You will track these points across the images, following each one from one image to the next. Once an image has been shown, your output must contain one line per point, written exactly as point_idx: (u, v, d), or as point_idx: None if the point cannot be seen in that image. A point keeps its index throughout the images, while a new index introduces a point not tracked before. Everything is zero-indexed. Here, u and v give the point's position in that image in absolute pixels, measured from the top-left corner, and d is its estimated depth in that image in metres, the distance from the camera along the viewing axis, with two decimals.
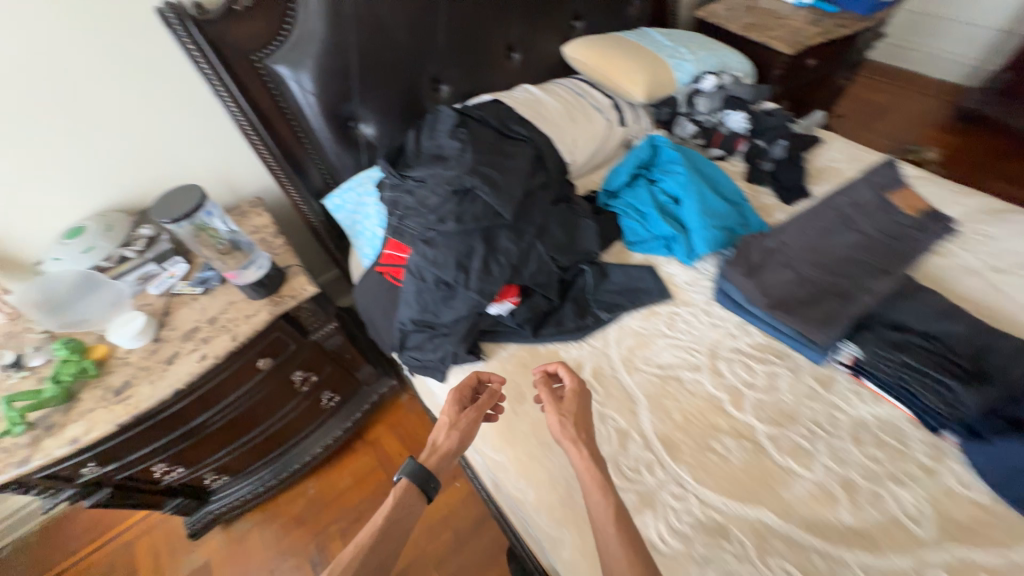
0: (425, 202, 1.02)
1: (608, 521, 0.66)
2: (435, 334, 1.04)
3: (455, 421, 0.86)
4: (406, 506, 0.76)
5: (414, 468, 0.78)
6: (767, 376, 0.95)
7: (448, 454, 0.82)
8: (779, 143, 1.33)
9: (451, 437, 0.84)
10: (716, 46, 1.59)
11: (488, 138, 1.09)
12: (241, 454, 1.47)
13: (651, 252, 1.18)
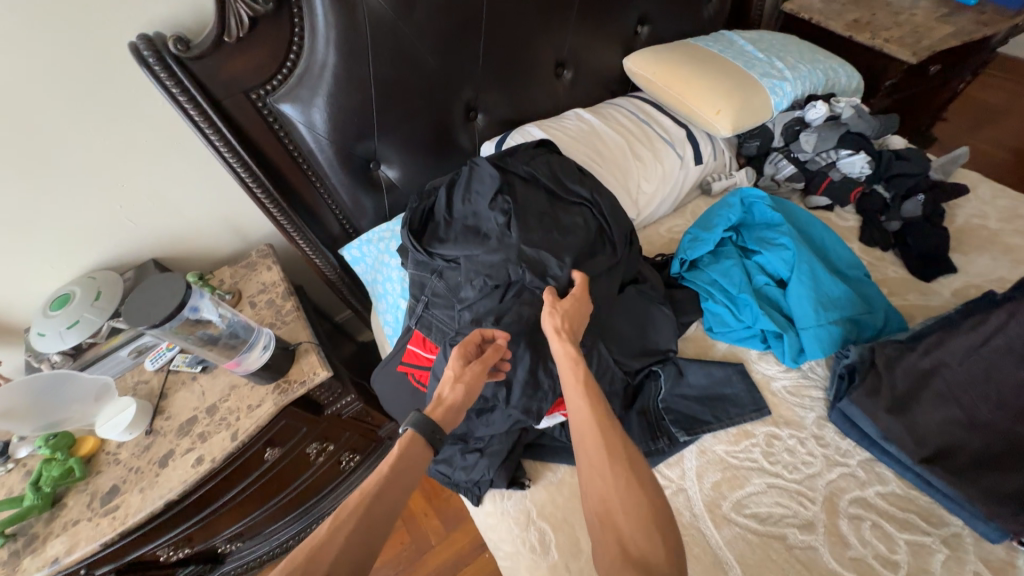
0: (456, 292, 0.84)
1: (587, 420, 0.62)
2: (467, 448, 0.85)
3: (460, 376, 0.72)
4: (413, 462, 0.66)
5: (421, 421, 0.67)
6: (914, 553, 0.69)
7: (455, 408, 0.70)
8: (915, 201, 1.04)
9: (456, 390, 0.71)
10: (821, 57, 1.27)
11: (538, 208, 0.86)
12: (272, 513, 1.25)
13: (740, 343, 0.93)
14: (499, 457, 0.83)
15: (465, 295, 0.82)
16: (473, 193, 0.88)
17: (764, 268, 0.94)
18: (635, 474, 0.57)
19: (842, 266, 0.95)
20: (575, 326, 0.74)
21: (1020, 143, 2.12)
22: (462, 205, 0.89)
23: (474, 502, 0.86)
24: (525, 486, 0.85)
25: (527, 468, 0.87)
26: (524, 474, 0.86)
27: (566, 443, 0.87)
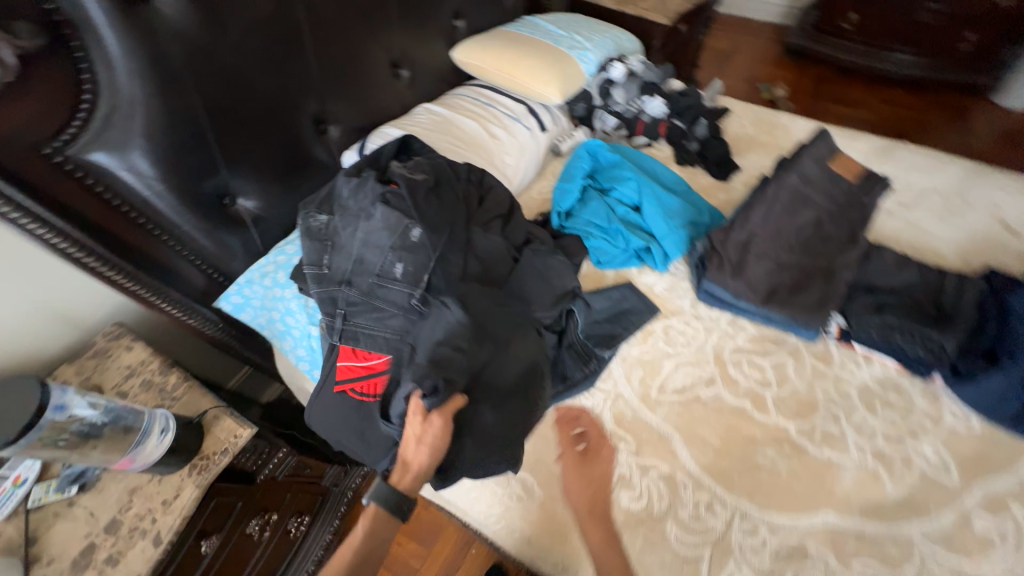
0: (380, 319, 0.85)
1: None
2: None
3: (423, 441, 0.72)
4: (383, 529, 0.74)
5: (389, 496, 0.73)
6: (775, 369, 0.96)
7: (420, 475, 0.74)
8: (700, 123, 1.34)
9: (421, 452, 0.73)
10: (605, 28, 1.54)
11: (517, 347, 0.87)
12: None
13: (623, 265, 1.11)
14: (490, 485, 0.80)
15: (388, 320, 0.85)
16: (438, 332, 0.82)
17: (620, 200, 1.14)
18: None
19: (672, 185, 1.20)
20: (603, 497, 0.79)
21: (749, 75, 2.85)
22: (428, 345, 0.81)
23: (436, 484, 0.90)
24: None
25: None
26: None
27: None
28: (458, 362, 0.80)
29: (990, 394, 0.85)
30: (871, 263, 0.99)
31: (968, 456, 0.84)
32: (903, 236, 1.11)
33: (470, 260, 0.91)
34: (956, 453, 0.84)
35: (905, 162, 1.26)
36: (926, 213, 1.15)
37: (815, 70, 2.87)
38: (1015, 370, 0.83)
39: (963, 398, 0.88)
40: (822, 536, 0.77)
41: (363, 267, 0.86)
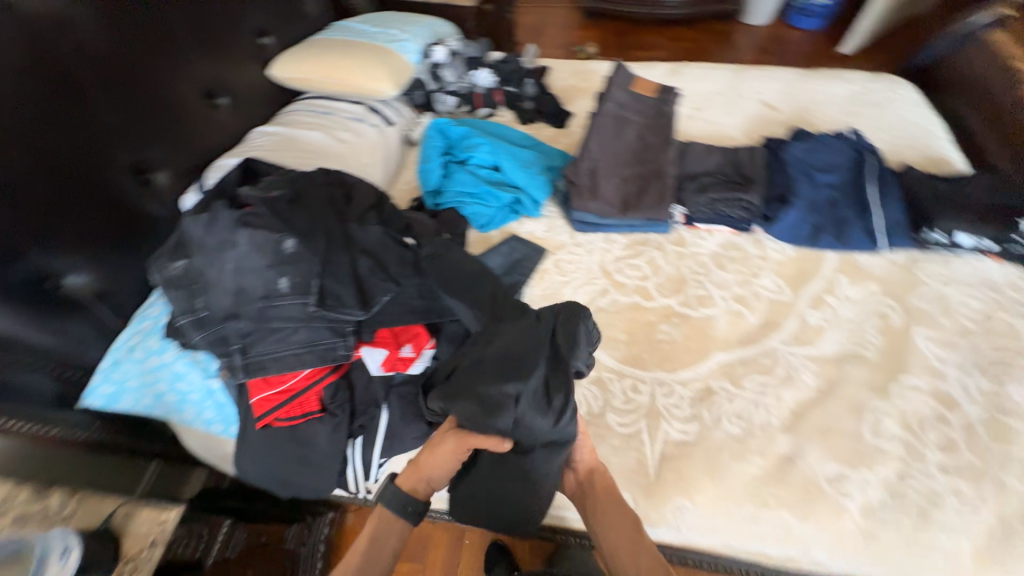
0: (273, 331, 0.81)
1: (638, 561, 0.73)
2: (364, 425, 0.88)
3: (437, 448, 0.78)
4: (389, 530, 0.78)
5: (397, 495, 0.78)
6: (648, 264, 1.14)
7: (426, 480, 0.79)
8: (528, 83, 1.47)
9: (428, 457, 0.79)
10: (416, 19, 1.60)
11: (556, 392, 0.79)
12: None
13: (504, 222, 1.20)
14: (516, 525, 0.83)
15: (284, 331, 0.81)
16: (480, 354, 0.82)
17: (481, 165, 1.21)
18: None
19: (522, 142, 1.32)
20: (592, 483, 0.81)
21: (563, 42, 3.17)
22: (472, 386, 0.78)
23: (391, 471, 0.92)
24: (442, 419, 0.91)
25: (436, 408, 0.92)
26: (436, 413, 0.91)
27: None
28: (501, 410, 0.75)
29: (788, 226, 1.12)
30: (690, 157, 1.21)
31: (793, 275, 1.10)
32: (701, 132, 1.40)
33: (358, 253, 0.90)
34: (785, 277, 1.10)
35: (689, 77, 1.54)
36: (714, 111, 1.45)
37: (613, 26, 3.29)
38: (796, 204, 1.13)
39: (776, 237, 1.14)
40: (719, 373, 0.96)
41: (246, 296, 0.82)
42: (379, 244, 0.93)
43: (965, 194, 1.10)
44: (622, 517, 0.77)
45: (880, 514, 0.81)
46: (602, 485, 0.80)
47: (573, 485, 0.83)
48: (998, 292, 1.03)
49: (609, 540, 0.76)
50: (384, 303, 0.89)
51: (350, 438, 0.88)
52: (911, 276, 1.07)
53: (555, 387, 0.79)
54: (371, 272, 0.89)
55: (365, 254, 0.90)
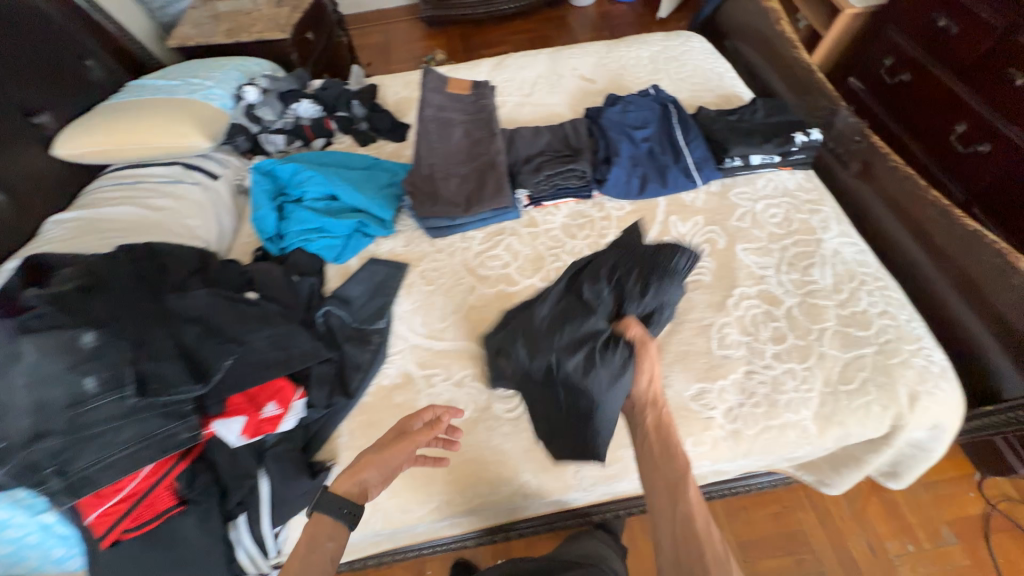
0: (94, 435, 0.72)
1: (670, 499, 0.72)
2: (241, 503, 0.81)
3: (399, 440, 0.81)
4: (328, 536, 0.73)
5: (342, 498, 0.75)
6: (508, 251, 1.18)
7: (370, 483, 0.79)
8: (355, 104, 1.45)
9: (381, 455, 0.79)
10: (223, 62, 1.50)
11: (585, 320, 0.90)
12: None
13: (358, 248, 1.17)
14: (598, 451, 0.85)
15: (107, 432, 0.73)
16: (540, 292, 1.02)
17: (318, 198, 1.17)
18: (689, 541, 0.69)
19: (359, 165, 1.30)
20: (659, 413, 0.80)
21: (411, 55, 3.18)
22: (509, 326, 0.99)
23: (292, 538, 0.86)
24: (332, 465, 0.89)
25: (323, 455, 0.91)
26: (324, 460, 0.90)
27: (327, 409, 0.93)
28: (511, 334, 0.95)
29: (618, 184, 1.23)
30: (520, 142, 1.26)
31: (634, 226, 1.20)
32: (532, 116, 1.47)
33: (182, 324, 0.82)
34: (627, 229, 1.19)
35: (512, 67, 1.61)
36: (541, 94, 1.53)
37: (456, 30, 3.35)
38: (620, 162, 1.24)
39: (612, 196, 1.24)
40: None
41: (48, 410, 0.71)
42: (208, 307, 0.87)
43: (749, 121, 1.27)
44: (674, 467, 0.74)
45: (739, 412, 0.92)
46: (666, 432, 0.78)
47: (628, 411, 0.86)
48: (793, 197, 1.21)
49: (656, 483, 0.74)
50: (227, 368, 0.83)
51: (229, 520, 0.81)
52: (727, 202, 1.21)
53: (578, 315, 0.91)
54: (202, 339, 0.82)
55: (191, 323, 0.83)
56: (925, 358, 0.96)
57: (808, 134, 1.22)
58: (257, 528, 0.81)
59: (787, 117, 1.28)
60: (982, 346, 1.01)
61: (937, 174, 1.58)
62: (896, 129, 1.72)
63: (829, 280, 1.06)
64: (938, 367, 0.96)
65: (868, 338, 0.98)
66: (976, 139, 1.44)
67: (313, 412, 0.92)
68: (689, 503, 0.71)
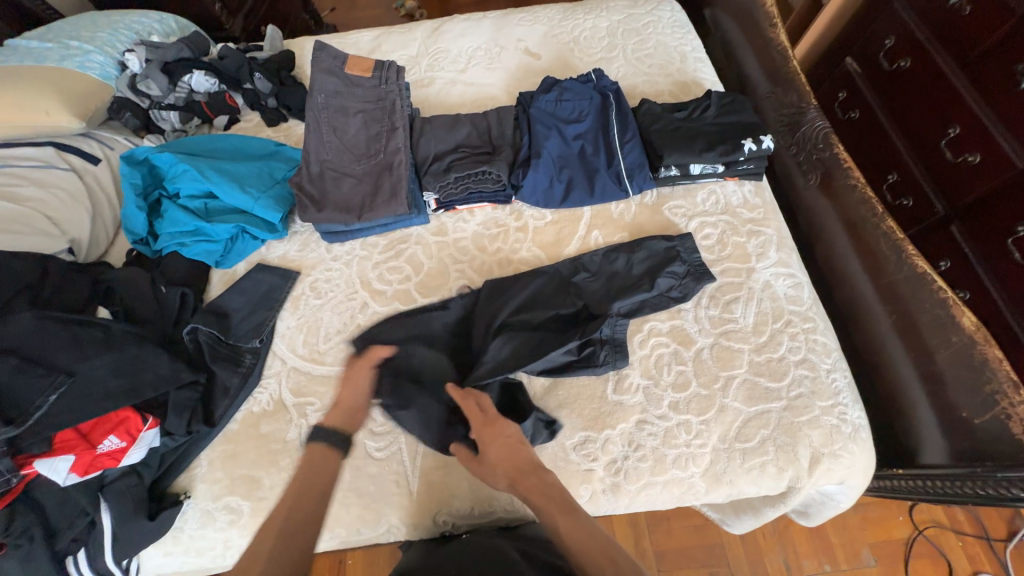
0: None
1: (578, 536, 0.69)
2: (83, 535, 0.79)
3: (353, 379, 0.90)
4: (318, 469, 0.80)
5: (326, 429, 0.84)
6: (409, 263, 1.06)
7: (356, 408, 0.88)
8: (258, 76, 1.26)
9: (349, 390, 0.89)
10: (116, 17, 1.33)
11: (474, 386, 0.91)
12: None
13: (244, 252, 1.06)
14: (587, 331, 0.90)
15: None
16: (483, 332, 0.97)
17: (197, 195, 1.04)
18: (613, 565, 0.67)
19: (255, 151, 1.15)
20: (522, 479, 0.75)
21: None
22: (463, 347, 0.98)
23: (146, 564, 0.84)
24: (187, 498, 0.85)
25: (178, 486, 0.86)
26: (179, 493, 0.85)
27: (187, 438, 0.88)
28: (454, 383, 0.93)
29: (538, 190, 1.08)
30: (431, 135, 1.11)
31: (552, 241, 1.07)
32: (464, 99, 1.29)
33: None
34: (544, 243, 1.07)
35: (450, 34, 1.40)
36: (478, 71, 1.33)
37: None
38: (542, 162, 1.08)
39: (532, 203, 1.10)
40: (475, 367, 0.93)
41: None
42: (38, 336, 0.80)
43: (696, 121, 1.11)
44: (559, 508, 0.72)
45: (623, 467, 0.85)
46: (555, 511, 0.72)
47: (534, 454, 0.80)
48: (734, 214, 1.06)
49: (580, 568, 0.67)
50: (52, 402, 0.77)
51: (62, 560, 0.78)
52: (658, 217, 1.07)
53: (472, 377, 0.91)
54: (17, 372, 0.76)
55: (4, 355, 0.77)
56: (837, 417, 0.87)
57: (758, 141, 1.05)
58: (102, 559, 0.79)
59: (742, 117, 1.11)
60: (908, 404, 0.92)
61: (920, 180, 1.37)
62: (884, 120, 1.46)
63: (751, 319, 0.95)
64: (850, 426, 0.87)
65: (778, 391, 0.89)
66: (967, 148, 1.24)
67: (170, 440, 0.86)
68: (604, 560, 0.67)
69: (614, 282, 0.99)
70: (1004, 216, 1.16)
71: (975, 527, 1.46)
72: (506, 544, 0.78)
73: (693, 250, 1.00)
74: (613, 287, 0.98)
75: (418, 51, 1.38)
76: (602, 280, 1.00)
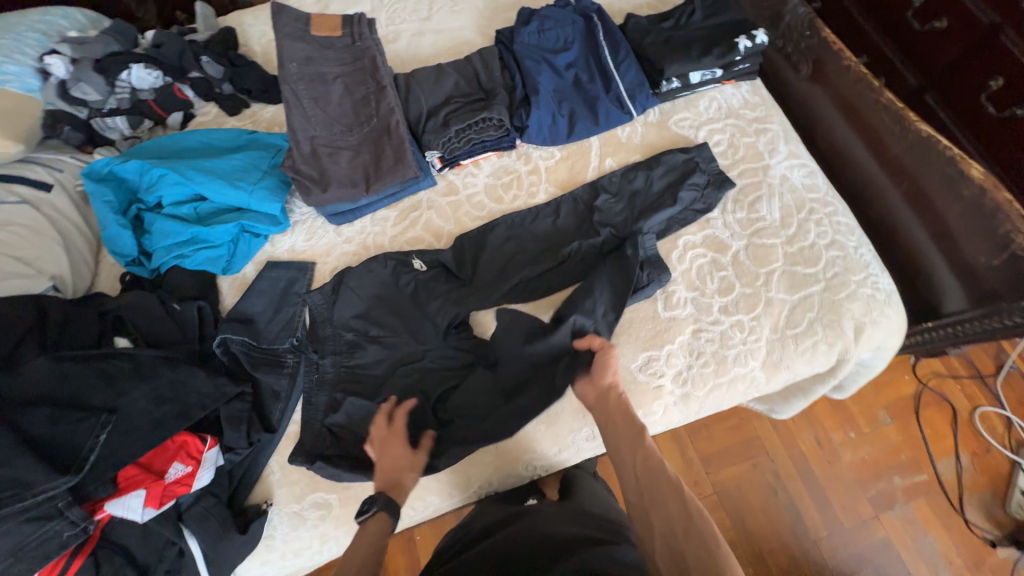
0: None
1: (647, 463, 0.70)
2: (174, 564, 0.76)
3: (393, 437, 0.81)
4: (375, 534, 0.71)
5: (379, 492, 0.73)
6: (427, 230, 1.02)
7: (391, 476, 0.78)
8: (206, 61, 1.13)
9: (376, 453, 0.79)
10: (12, 19, 1.13)
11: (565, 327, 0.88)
12: None
13: (249, 253, 0.99)
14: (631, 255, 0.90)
15: None
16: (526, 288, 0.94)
17: (181, 201, 0.95)
18: (676, 502, 0.66)
19: (229, 144, 1.05)
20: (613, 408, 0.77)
21: None
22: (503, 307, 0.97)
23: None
24: (269, 506, 0.82)
25: (256, 497, 0.83)
26: (259, 503, 0.82)
27: (251, 449, 0.84)
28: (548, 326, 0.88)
29: (543, 128, 1.04)
30: (418, 91, 1.04)
31: (567, 178, 1.05)
32: (436, 48, 1.21)
33: (24, 409, 0.70)
34: (558, 182, 1.05)
35: None
36: (444, 16, 1.24)
37: None
38: (542, 98, 1.03)
39: (539, 143, 1.06)
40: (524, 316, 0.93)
41: None
42: (67, 381, 0.75)
43: (686, 29, 1.08)
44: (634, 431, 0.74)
45: (689, 376, 0.88)
46: (625, 438, 0.73)
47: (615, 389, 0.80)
48: (738, 116, 1.06)
49: (633, 498, 0.70)
50: (103, 442, 0.73)
51: None
52: (667, 133, 1.06)
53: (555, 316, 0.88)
54: (54, 422, 0.71)
55: (36, 406, 0.71)
56: (871, 287, 0.93)
57: (752, 37, 1.04)
58: None
59: (729, 15, 1.08)
60: (926, 264, 0.99)
61: (890, 57, 1.40)
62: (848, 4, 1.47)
63: (776, 214, 0.97)
64: (883, 293, 0.93)
65: (816, 275, 0.93)
66: (933, 14, 1.27)
67: (234, 455, 0.83)
68: (673, 496, 0.67)
69: (637, 206, 0.99)
70: (976, 74, 1.21)
71: (969, 369, 1.63)
72: (562, 526, 0.72)
73: (711, 159, 1.01)
74: (640, 209, 0.98)
75: (374, 4, 1.26)
76: (626, 206, 0.99)
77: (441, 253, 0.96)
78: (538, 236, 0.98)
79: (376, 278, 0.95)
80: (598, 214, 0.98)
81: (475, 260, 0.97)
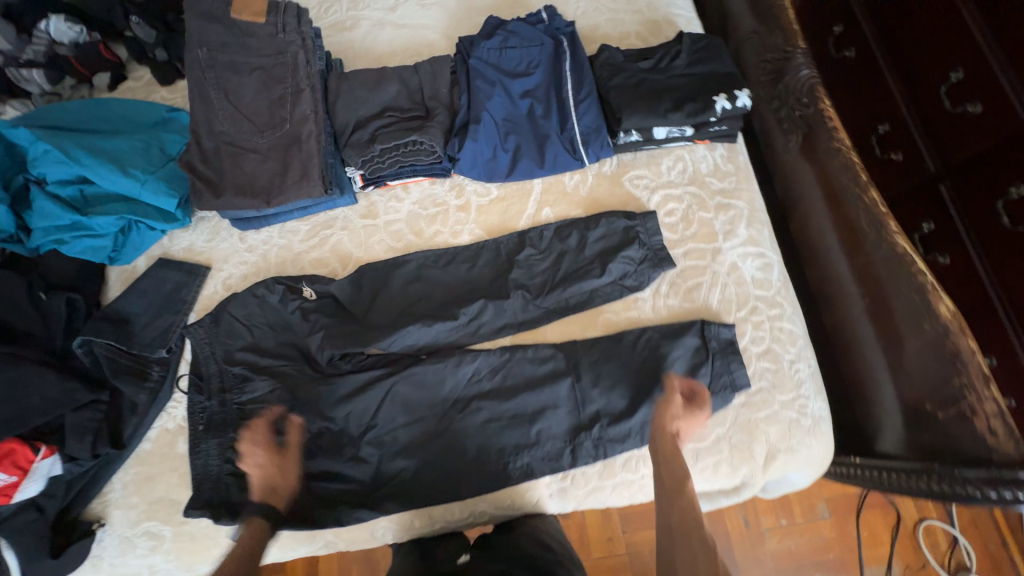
0: None
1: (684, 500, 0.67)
2: None
3: (280, 458, 0.76)
4: None
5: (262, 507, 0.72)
6: (332, 252, 0.93)
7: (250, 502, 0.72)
8: (136, 21, 1.03)
9: (253, 467, 0.74)
10: None
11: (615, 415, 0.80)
12: None
13: (141, 246, 0.91)
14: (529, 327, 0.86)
15: None
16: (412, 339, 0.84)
17: (70, 180, 0.87)
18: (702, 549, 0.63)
19: (139, 120, 0.96)
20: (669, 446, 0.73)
21: None
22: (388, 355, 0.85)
23: None
24: (101, 526, 0.78)
25: (90, 514, 0.79)
26: (92, 521, 0.78)
27: (91, 463, 0.79)
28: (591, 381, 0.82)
29: (479, 161, 0.93)
30: (347, 97, 0.93)
31: (497, 222, 0.94)
32: (393, 45, 1.08)
33: None
34: (486, 224, 0.94)
35: None
36: (411, 10, 1.11)
37: None
38: (482, 128, 0.92)
39: (474, 177, 0.95)
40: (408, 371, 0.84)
41: None
42: None
43: (663, 73, 0.94)
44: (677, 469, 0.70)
45: (572, 474, 0.80)
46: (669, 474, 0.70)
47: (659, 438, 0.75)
48: (702, 185, 0.94)
49: (663, 542, 0.67)
50: None
51: None
52: (618, 190, 0.94)
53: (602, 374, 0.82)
54: None
55: None
56: (797, 410, 0.82)
57: (733, 98, 0.90)
58: None
59: (716, 66, 0.94)
60: (874, 392, 0.86)
61: (915, 138, 0.93)
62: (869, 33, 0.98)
63: (714, 309, 0.86)
64: (811, 420, 0.82)
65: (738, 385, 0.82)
66: (969, 91, 0.83)
67: (73, 467, 0.78)
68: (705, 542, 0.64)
69: (558, 272, 0.88)
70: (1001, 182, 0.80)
71: None
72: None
73: (655, 232, 0.89)
74: (564, 274, 0.88)
75: None
76: (550, 266, 0.89)
77: (333, 285, 0.88)
78: (450, 283, 0.89)
79: (264, 302, 0.87)
80: (517, 273, 0.88)
81: (373, 298, 0.88)
